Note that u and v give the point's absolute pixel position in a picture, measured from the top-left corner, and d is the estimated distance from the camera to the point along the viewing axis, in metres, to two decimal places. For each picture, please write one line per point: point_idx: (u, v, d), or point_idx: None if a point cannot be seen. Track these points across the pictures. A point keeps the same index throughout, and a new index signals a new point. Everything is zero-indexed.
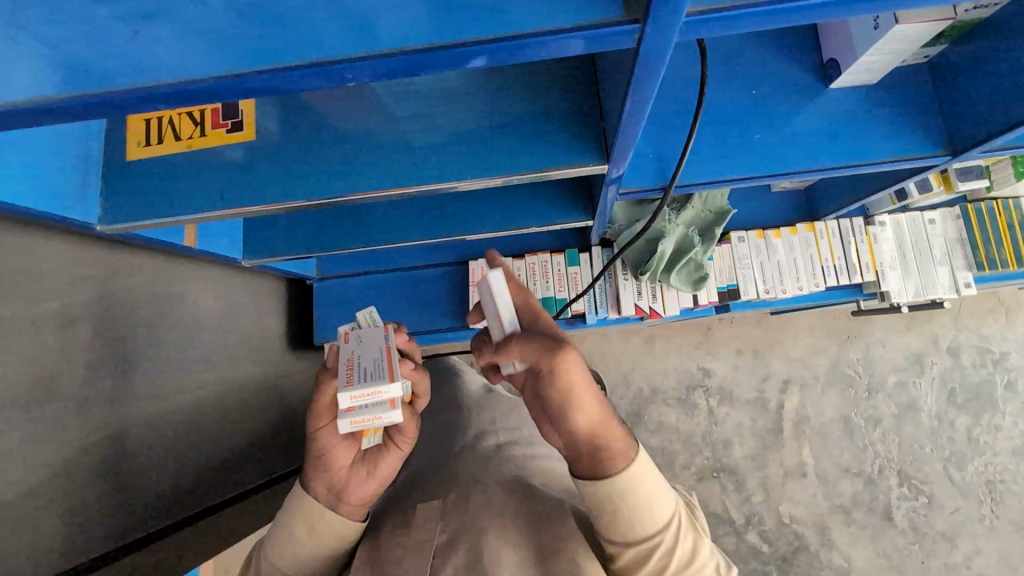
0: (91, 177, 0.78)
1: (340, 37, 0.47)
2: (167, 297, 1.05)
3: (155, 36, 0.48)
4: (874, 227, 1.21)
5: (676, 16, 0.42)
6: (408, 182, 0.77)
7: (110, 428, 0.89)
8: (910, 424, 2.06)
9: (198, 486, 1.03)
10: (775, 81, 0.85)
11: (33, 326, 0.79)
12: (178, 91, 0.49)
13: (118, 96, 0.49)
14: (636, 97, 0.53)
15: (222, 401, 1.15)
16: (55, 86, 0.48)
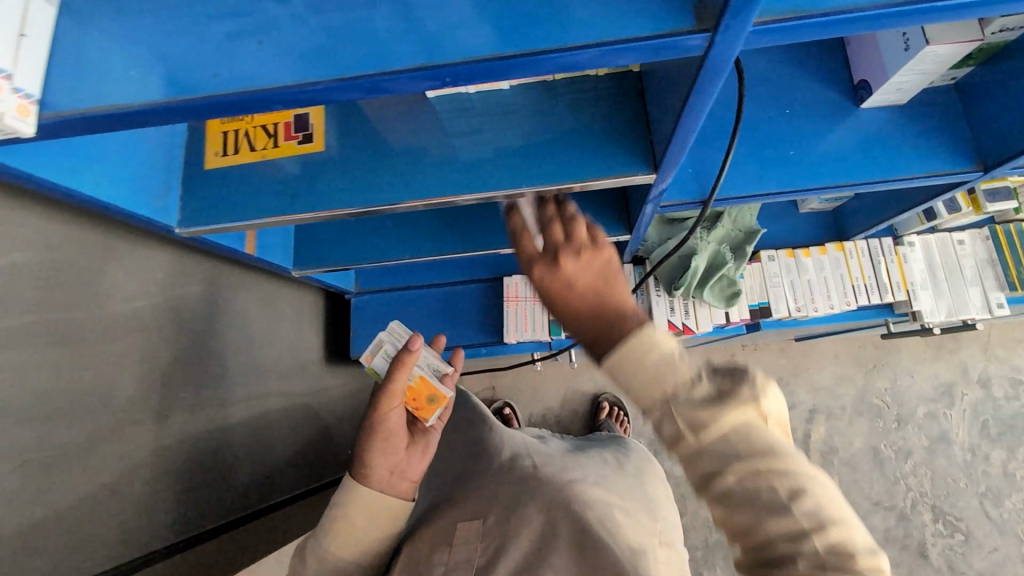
0: (174, 185, 0.84)
1: (427, 48, 0.52)
2: (219, 304, 1.09)
3: (255, 46, 0.53)
4: (903, 247, 1.24)
5: (745, 26, 0.45)
6: (465, 190, 0.82)
7: (156, 430, 0.92)
8: (942, 457, 2.02)
9: (221, 502, 1.06)
10: (808, 101, 0.90)
11: (105, 318, 0.84)
12: (273, 96, 0.53)
13: (216, 99, 0.52)
14: (694, 107, 0.57)
15: (258, 410, 1.18)
16: (159, 91, 0.52)
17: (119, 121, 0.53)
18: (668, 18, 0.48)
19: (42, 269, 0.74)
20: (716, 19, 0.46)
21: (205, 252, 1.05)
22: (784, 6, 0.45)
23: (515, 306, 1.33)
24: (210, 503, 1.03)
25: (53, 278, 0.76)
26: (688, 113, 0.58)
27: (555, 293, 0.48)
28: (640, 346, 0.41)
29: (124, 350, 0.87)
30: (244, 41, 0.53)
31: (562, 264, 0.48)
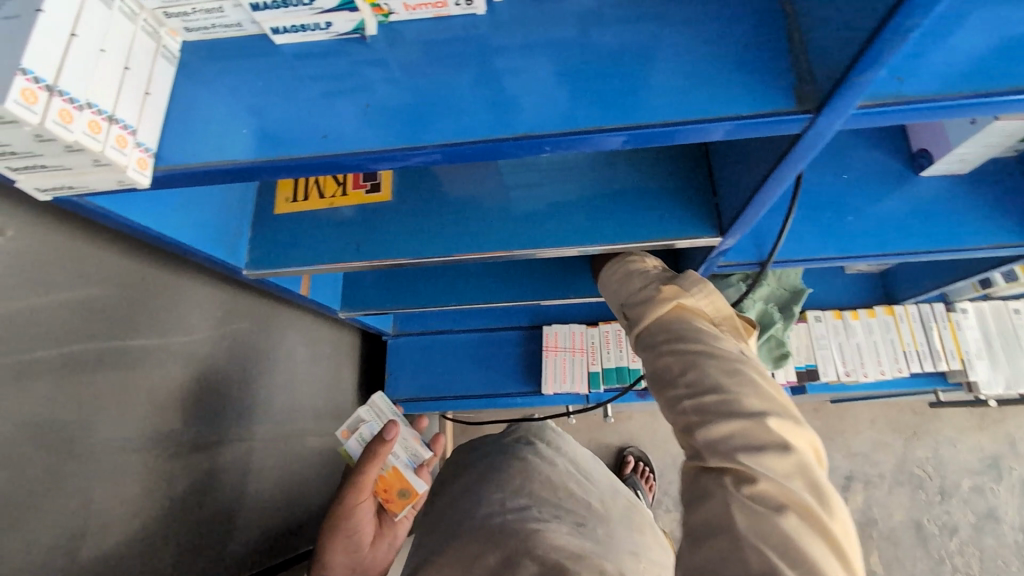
0: (245, 229, 0.87)
1: (514, 112, 0.53)
2: (263, 343, 1.10)
3: (346, 106, 0.55)
4: (956, 313, 1.21)
5: (848, 106, 0.46)
6: (524, 245, 0.82)
7: (190, 470, 0.91)
8: (992, 536, 1.90)
9: (241, 552, 1.03)
10: (865, 168, 0.91)
11: (159, 354, 0.85)
12: (360, 160, 0.54)
13: (313, 160, 0.54)
14: (782, 174, 0.57)
15: (283, 450, 1.17)
16: (252, 152, 0.54)
17: (217, 176, 0.55)
18: (768, 97, 0.49)
19: (111, 308, 0.76)
20: (820, 101, 0.47)
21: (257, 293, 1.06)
22: (886, 91, 0.47)
23: (555, 356, 1.32)
24: (218, 558, 0.97)
25: (121, 317, 0.78)
26: (774, 179, 0.58)
27: (667, 363, 0.63)
28: (725, 370, 0.59)
29: (178, 388, 0.88)
30: (337, 101, 0.55)
31: (672, 349, 0.64)
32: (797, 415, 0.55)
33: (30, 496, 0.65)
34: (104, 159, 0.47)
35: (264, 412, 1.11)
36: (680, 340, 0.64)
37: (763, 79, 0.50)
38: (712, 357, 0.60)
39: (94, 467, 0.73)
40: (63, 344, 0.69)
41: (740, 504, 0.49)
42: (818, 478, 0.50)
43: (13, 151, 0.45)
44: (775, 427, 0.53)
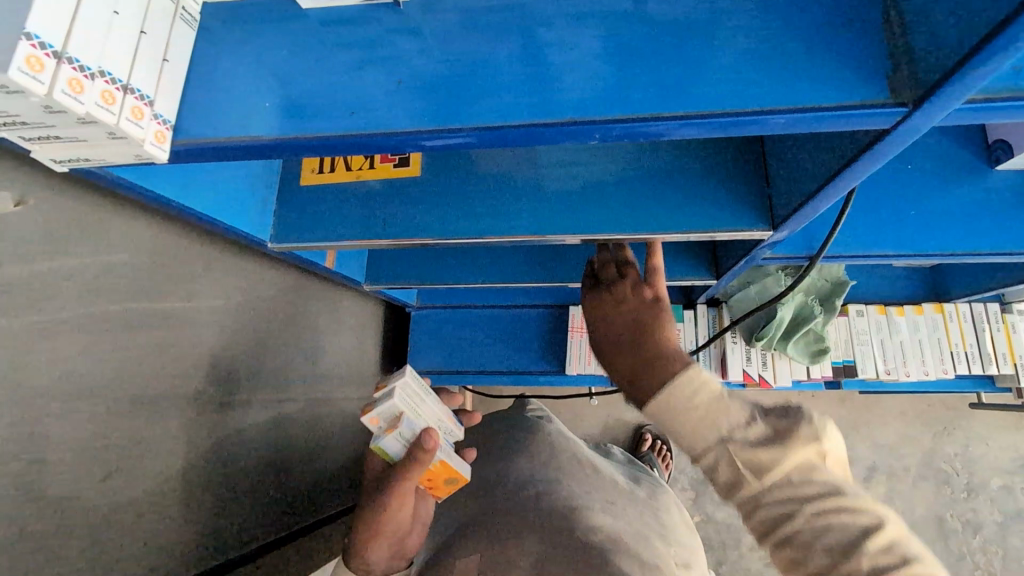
0: (271, 199, 0.85)
1: (562, 92, 0.48)
2: (287, 311, 1.10)
3: (378, 81, 0.51)
4: (1013, 315, 1.13)
5: (952, 104, 0.40)
6: (555, 230, 0.78)
7: (220, 436, 0.91)
8: (1017, 536, 1.85)
9: (277, 510, 1.04)
10: (933, 156, 0.83)
11: (182, 323, 0.84)
12: (392, 142, 0.50)
13: (348, 139, 0.50)
14: (857, 169, 0.52)
15: (312, 416, 1.18)
16: (278, 129, 0.51)
17: (244, 152, 0.52)
18: (854, 87, 0.44)
19: (136, 278, 0.75)
20: (921, 94, 0.41)
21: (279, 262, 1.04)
22: (999, 85, 0.41)
23: (579, 337, 1.29)
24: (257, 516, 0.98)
25: (145, 287, 0.77)
26: (848, 174, 0.53)
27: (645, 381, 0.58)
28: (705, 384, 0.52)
29: (204, 359, 0.88)
30: (368, 72, 0.51)
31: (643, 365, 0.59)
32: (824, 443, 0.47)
33: (64, 464, 0.66)
34: (119, 132, 0.44)
35: (290, 384, 1.11)
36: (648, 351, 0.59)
37: (847, 67, 0.44)
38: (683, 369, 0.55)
39: (128, 436, 0.74)
40: (87, 314, 0.68)
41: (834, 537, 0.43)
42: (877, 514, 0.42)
43: (24, 119, 0.42)
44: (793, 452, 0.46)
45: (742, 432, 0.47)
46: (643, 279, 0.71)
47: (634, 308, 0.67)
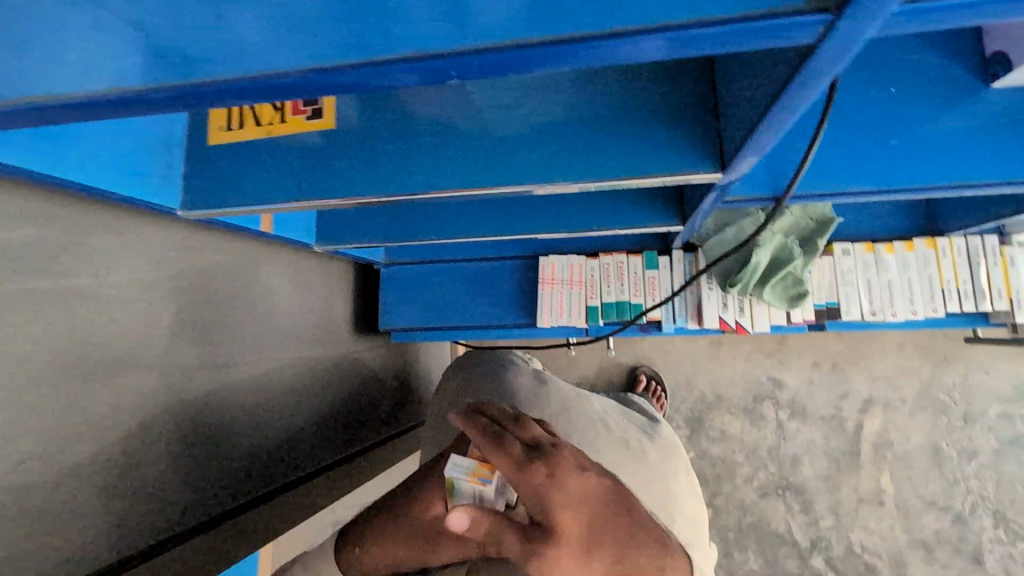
0: (176, 164, 0.80)
1: (456, 22, 0.40)
2: (243, 272, 1.00)
3: (238, 13, 0.43)
4: (1011, 247, 1.05)
5: (884, 7, 0.33)
6: (489, 183, 0.73)
7: (172, 407, 0.85)
8: (1013, 461, 1.83)
9: (241, 477, 0.97)
10: (922, 76, 0.72)
11: (130, 295, 0.78)
12: (264, 86, 0.43)
13: (236, 86, 0.43)
14: (796, 94, 0.44)
15: (287, 375, 1.11)
16: (139, 77, 0.44)
17: (113, 109, 0.46)
18: None
19: (64, 257, 0.69)
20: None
21: (231, 232, 0.96)
22: None
23: (551, 289, 1.23)
24: (230, 478, 0.95)
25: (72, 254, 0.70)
26: (786, 99, 0.45)
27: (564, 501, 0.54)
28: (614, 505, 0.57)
29: (167, 335, 0.83)
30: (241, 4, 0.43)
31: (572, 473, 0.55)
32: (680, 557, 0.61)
33: (13, 461, 0.63)
34: None
35: (274, 341, 1.08)
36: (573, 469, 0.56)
37: None
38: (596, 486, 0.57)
39: (84, 425, 0.71)
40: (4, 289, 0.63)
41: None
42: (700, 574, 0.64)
43: None
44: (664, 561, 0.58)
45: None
46: (559, 459, 0.56)
47: (560, 490, 0.53)
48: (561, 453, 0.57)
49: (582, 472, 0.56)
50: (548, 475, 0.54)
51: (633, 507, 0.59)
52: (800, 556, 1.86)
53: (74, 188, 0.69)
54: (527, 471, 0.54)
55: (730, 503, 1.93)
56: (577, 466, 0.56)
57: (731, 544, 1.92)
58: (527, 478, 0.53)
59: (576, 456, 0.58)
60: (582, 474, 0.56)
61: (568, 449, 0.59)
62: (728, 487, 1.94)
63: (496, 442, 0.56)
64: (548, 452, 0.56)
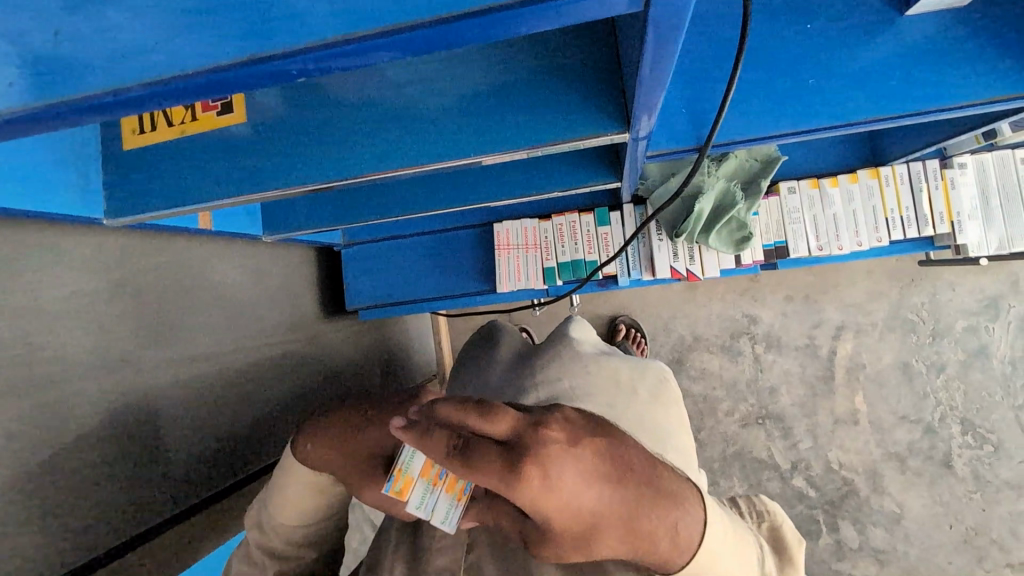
0: (91, 172, 0.78)
1: (326, 12, 0.40)
2: (195, 269, 1.00)
3: (108, 18, 0.41)
4: (951, 170, 1.06)
5: None
6: (414, 162, 0.73)
7: (134, 403, 0.83)
8: (979, 371, 1.91)
9: (220, 465, 0.96)
10: (840, 9, 0.72)
11: (81, 309, 0.78)
12: (152, 95, 0.42)
13: (114, 97, 0.42)
14: (659, 46, 0.48)
15: (261, 359, 1.12)
16: (19, 96, 0.42)
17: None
18: None
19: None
20: None
21: (182, 231, 0.97)
22: None
23: (507, 254, 1.26)
24: (209, 468, 0.94)
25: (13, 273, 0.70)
26: (653, 51, 0.48)
27: (576, 497, 0.45)
28: (625, 472, 0.48)
29: (122, 336, 0.84)
30: (104, 10, 0.42)
31: (574, 461, 0.45)
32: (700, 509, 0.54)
33: None
34: None
35: (245, 325, 1.09)
36: (580, 454, 0.46)
37: None
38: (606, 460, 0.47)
39: (55, 437, 0.73)
40: None
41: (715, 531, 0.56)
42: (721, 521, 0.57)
43: None
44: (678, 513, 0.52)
45: (693, 510, 0.53)
46: (547, 452, 0.44)
47: (557, 494, 0.44)
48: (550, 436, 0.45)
49: (572, 455, 0.45)
50: (543, 479, 0.43)
51: (635, 461, 0.50)
52: (781, 478, 1.95)
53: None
54: (514, 485, 0.43)
55: (714, 436, 2.01)
56: (566, 442, 0.45)
57: (717, 473, 2.01)
58: (520, 494, 0.43)
59: (562, 430, 0.46)
60: (576, 457, 0.45)
61: (552, 421, 0.47)
62: (710, 422, 2.02)
63: (470, 460, 0.45)
64: (529, 440, 0.44)
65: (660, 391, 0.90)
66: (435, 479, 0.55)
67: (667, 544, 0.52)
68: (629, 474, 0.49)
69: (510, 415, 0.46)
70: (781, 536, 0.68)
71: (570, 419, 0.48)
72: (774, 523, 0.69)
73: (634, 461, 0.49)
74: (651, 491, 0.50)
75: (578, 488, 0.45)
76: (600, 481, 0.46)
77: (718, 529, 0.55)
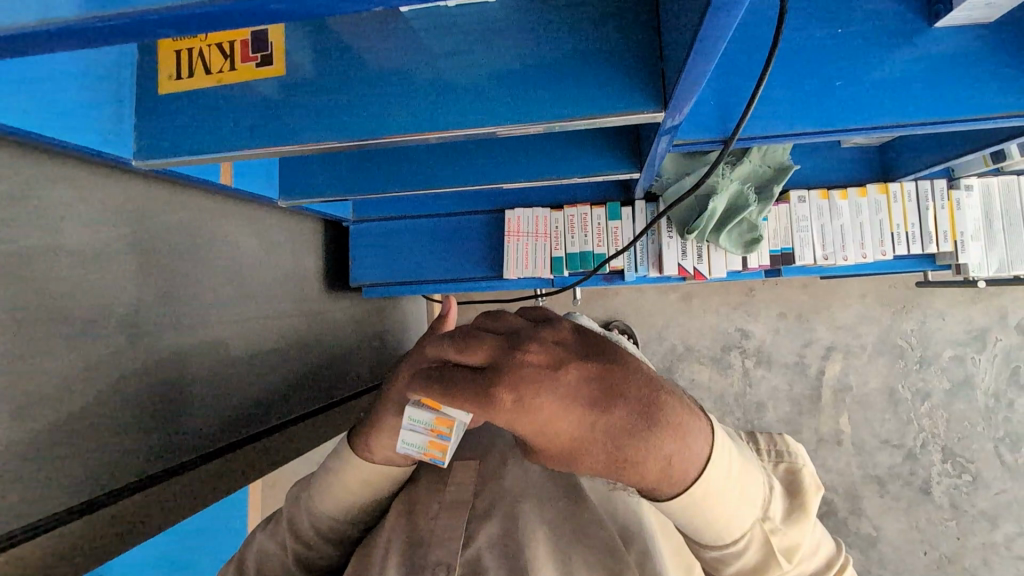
0: (126, 114, 0.78)
1: None
2: (207, 226, 0.99)
3: None
4: (957, 191, 1.09)
5: None
6: (444, 127, 0.73)
7: (137, 350, 0.83)
8: (963, 401, 1.94)
9: (215, 425, 0.95)
10: (869, 18, 0.74)
11: (101, 249, 0.78)
12: (228, 13, 0.43)
13: (175, 13, 0.43)
14: (708, 40, 0.50)
15: (263, 325, 1.11)
16: (76, 7, 0.44)
17: (49, 41, 0.46)
18: None
19: (12, 209, 0.67)
20: None
21: (198, 186, 0.96)
22: None
23: (517, 242, 1.26)
24: (204, 425, 0.93)
25: (37, 205, 0.70)
26: (702, 45, 0.50)
27: (553, 418, 0.43)
28: (624, 399, 0.44)
29: (133, 283, 0.83)
30: None
31: (554, 382, 0.43)
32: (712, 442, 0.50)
33: None
34: None
35: (252, 290, 1.09)
36: (562, 375, 0.43)
37: None
38: (593, 386, 0.44)
39: (62, 373, 0.72)
40: None
41: (722, 472, 0.51)
42: (733, 463, 0.52)
43: None
44: (682, 443, 0.47)
45: (696, 440, 0.48)
46: (521, 373, 0.43)
47: (530, 414, 0.42)
48: (527, 358, 0.44)
49: (551, 377, 0.43)
50: (515, 401, 0.42)
51: (633, 379, 0.45)
52: None
53: (29, 139, 0.68)
54: (487, 407, 0.43)
55: None
56: (545, 366, 0.43)
57: None
58: (493, 415, 0.43)
59: (540, 353, 0.45)
60: (555, 378, 0.43)
61: (531, 345, 0.45)
62: None
63: (449, 392, 0.46)
64: (504, 364, 0.44)
65: None
66: (442, 442, 0.56)
67: (668, 476, 0.47)
68: (625, 399, 0.44)
69: (487, 344, 0.46)
70: (800, 483, 0.63)
71: (557, 339, 0.47)
72: (792, 466, 0.65)
73: (639, 387, 0.45)
74: (655, 419, 0.45)
75: (555, 407, 0.42)
76: (585, 407, 0.43)
77: (722, 458, 0.50)
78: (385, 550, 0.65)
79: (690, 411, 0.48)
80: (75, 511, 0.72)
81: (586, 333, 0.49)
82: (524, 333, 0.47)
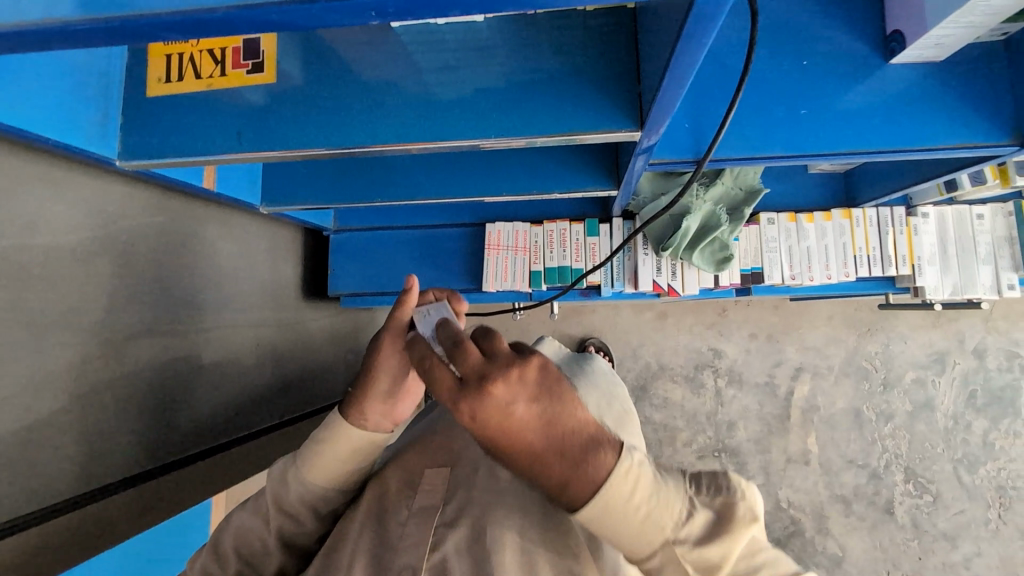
0: (113, 114, 0.78)
1: None
2: (187, 230, 0.99)
3: None
4: (914, 218, 1.16)
5: None
6: (426, 138, 0.75)
7: (106, 354, 0.81)
8: (924, 422, 2.01)
9: (178, 433, 0.93)
10: (830, 52, 0.79)
11: (77, 252, 0.77)
12: (218, 20, 0.45)
13: (166, 19, 0.45)
14: (682, 61, 0.53)
15: (239, 333, 1.10)
16: (71, 11, 0.45)
17: (45, 39, 0.47)
18: None
19: None
20: None
21: (178, 189, 0.96)
22: None
23: (496, 255, 1.28)
24: (168, 433, 0.91)
25: (15, 201, 0.69)
26: (676, 67, 0.53)
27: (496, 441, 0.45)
28: (551, 449, 0.45)
29: (107, 286, 0.82)
30: None
31: (502, 415, 0.43)
32: (613, 476, 0.46)
33: None
34: None
35: (229, 295, 1.08)
36: (515, 411, 0.43)
37: None
38: (537, 430, 0.44)
39: (28, 375, 0.71)
40: None
41: (618, 502, 0.46)
42: (638, 499, 0.46)
43: None
44: (583, 474, 0.46)
45: (600, 476, 0.46)
46: (477, 400, 0.43)
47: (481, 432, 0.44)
48: (487, 389, 0.43)
49: (503, 411, 0.43)
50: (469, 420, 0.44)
51: (562, 427, 0.45)
52: None
53: (12, 135, 0.68)
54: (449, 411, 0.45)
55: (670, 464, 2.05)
56: (499, 401, 0.43)
57: None
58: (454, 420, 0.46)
59: (503, 387, 0.43)
60: (501, 412, 0.43)
61: (497, 375, 0.43)
62: (669, 450, 2.05)
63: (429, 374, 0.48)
64: (468, 388, 0.44)
65: (626, 416, 0.89)
66: None
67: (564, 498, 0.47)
68: (546, 440, 0.44)
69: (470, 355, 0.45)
70: (733, 515, 0.48)
71: (521, 376, 0.44)
72: (733, 499, 0.49)
73: (564, 432, 0.45)
74: (565, 461, 0.45)
75: (499, 438, 0.44)
76: (519, 442, 0.44)
77: (614, 487, 0.46)
78: (350, 558, 0.63)
79: (610, 452, 0.46)
80: (30, 520, 0.69)
81: (552, 368, 0.46)
82: (499, 359, 0.44)
